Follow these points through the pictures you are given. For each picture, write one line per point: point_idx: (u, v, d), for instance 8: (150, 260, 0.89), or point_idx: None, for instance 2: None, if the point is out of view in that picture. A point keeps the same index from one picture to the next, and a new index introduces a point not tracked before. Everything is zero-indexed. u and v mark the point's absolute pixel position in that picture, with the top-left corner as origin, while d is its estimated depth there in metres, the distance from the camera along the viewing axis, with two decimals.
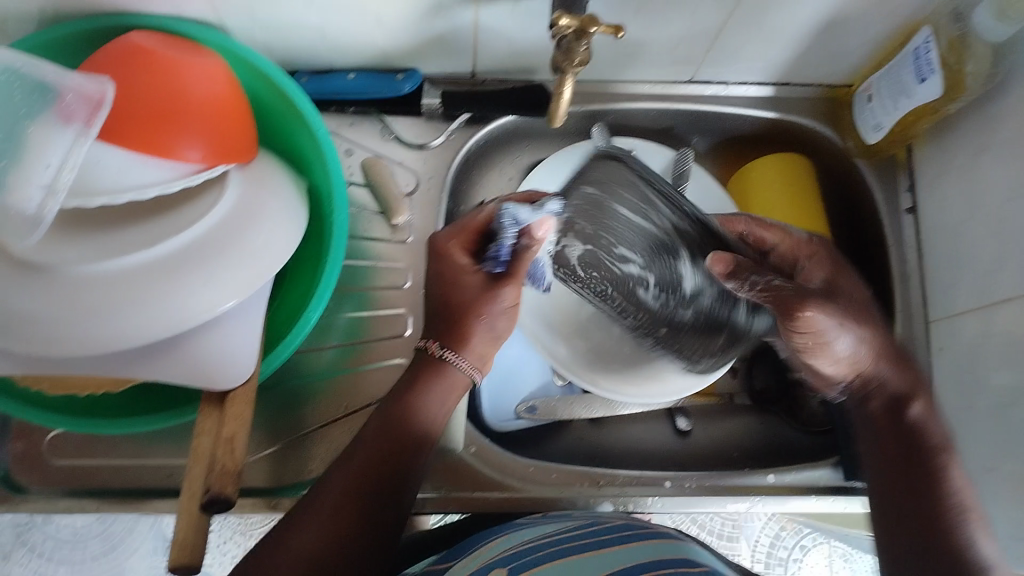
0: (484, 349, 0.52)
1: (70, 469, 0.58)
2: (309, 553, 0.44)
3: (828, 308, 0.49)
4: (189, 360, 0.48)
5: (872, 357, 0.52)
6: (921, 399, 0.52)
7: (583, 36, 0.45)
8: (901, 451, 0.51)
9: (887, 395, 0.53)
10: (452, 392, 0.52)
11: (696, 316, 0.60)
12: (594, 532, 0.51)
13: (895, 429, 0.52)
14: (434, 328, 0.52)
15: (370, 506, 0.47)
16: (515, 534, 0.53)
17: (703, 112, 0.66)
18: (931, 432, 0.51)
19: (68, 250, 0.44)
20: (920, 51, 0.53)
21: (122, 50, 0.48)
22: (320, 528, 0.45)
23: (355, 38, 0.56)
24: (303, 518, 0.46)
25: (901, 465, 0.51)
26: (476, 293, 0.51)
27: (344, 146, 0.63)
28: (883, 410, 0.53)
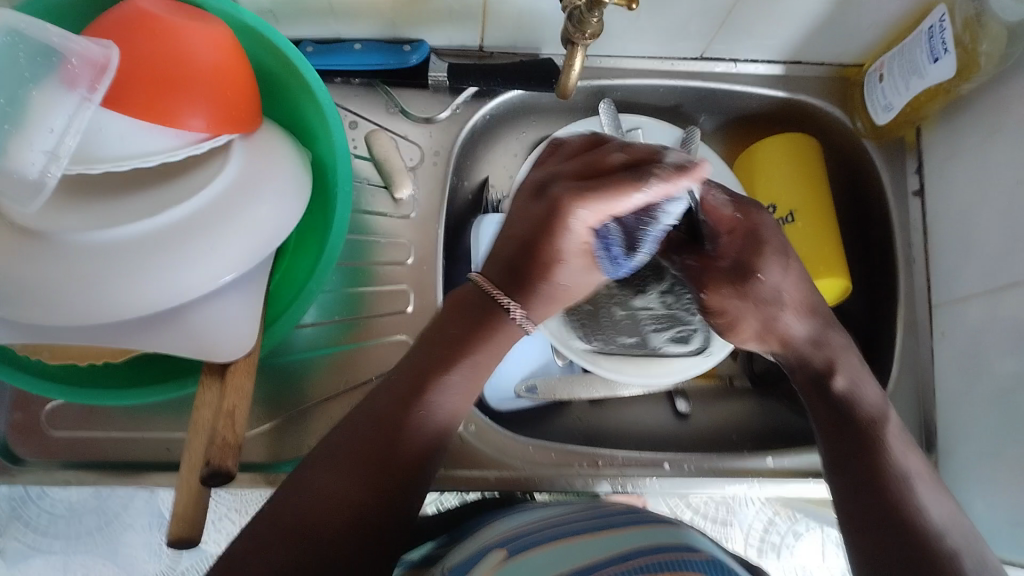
0: (538, 311, 0.47)
1: (69, 439, 0.57)
2: (339, 498, 0.41)
3: (723, 289, 0.54)
4: (190, 332, 0.48)
5: (790, 334, 0.53)
6: (843, 372, 0.51)
7: (597, 6, 0.45)
8: (840, 428, 0.49)
9: (811, 372, 0.52)
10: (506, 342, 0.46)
11: (626, 322, 0.64)
12: (585, 517, 0.51)
13: (823, 401, 0.51)
14: (496, 266, 0.46)
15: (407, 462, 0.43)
16: (506, 520, 0.52)
17: (711, 90, 0.65)
18: (859, 402, 0.50)
19: (68, 216, 0.44)
20: (935, 30, 0.53)
21: (127, 15, 0.47)
22: (351, 475, 0.42)
23: (362, 7, 0.55)
24: (331, 457, 0.42)
25: (841, 436, 0.49)
26: (573, 272, 0.47)
27: (349, 118, 0.63)
28: (808, 382, 0.52)
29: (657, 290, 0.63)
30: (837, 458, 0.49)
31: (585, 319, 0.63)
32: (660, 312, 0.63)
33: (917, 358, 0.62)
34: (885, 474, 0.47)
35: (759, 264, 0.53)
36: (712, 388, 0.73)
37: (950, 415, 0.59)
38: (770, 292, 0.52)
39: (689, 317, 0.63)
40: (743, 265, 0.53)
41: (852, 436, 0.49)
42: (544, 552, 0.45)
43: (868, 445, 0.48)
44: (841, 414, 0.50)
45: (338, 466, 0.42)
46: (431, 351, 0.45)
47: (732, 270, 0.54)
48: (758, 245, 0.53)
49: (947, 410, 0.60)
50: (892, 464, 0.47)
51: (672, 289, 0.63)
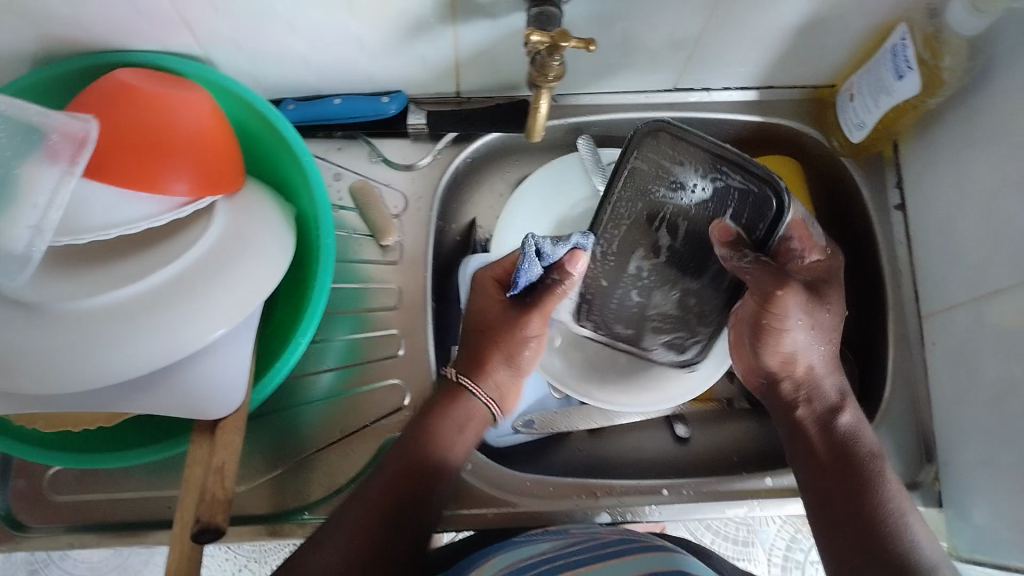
0: (501, 378, 0.56)
1: (72, 504, 0.58)
2: (350, 563, 0.46)
3: (799, 295, 0.51)
4: (180, 393, 0.49)
5: (815, 366, 0.54)
6: (851, 411, 0.54)
7: (557, 51, 0.46)
8: (839, 463, 0.51)
9: (823, 405, 0.54)
10: (471, 420, 0.55)
11: (636, 311, 0.62)
12: (591, 548, 0.51)
13: (829, 436, 0.53)
14: (460, 355, 0.56)
15: (405, 520, 0.49)
16: (514, 552, 0.53)
17: (688, 119, 0.66)
18: (862, 439, 0.53)
19: (59, 287, 0.45)
20: (898, 49, 0.53)
21: (107, 88, 0.48)
22: (354, 542, 0.47)
23: (336, 64, 0.56)
24: (334, 532, 0.47)
25: (839, 476, 0.51)
26: (495, 315, 0.54)
27: (333, 170, 0.64)
28: (813, 419, 0.54)
29: (685, 288, 0.62)
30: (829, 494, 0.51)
31: (603, 290, 0.61)
32: (673, 313, 0.62)
33: (910, 371, 0.62)
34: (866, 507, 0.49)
35: (827, 295, 0.53)
36: (709, 412, 0.72)
37: (947, 425, 0.59)
38: (824, 321, 0.53)
39: (698, 327, 0.62)
40: (815, 286, 0.53)
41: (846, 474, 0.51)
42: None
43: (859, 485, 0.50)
44: (841, 453, 0.52)
45: (345, 533, 0.47)
46: (413, 424, 0.53)
47: (807, 283, 0.53)
48: (834, 281, 0.55)
49: (943, 420, 0.60)
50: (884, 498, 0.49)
51: (700, 292, 0.62)
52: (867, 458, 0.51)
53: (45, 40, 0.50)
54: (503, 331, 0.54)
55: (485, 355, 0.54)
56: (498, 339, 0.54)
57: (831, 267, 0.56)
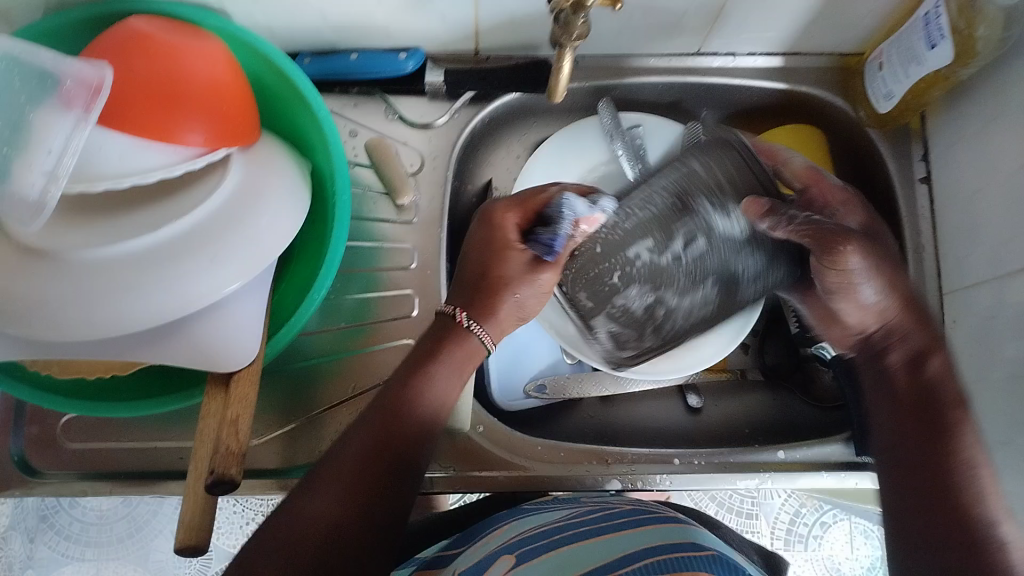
0: (503, 321, 0.53)
1: (84, 451, 0.58)
2: (335, 514, 0.43)
3: (860, 247, 0.52)
4: (194, 345, 0.49)
5: (893, 309, 0.54)
6: (938, 355, 0.52)
7: (582, 9, 0.46)
8: (917, 411, 0.50)
9: (910, 347, 0.53)
10: (467, 361, 0.52)
11: (607, 290, 0.58)
12: (604, 517, 0.51)
13: (912, 377, 0.52)
14: (461, 294, 0.53)
15: (393, 472, 0.46)
16: (525, 520, 0.53)
17: (712, 85, 0.65)
18: (945, 385, 0.51)
19: (71, 234, 0.45)
20: (931, 17, 0.52)
21: (121, 36, 0.48)
22: (340, 494, 0.44)
23: (355, 17, 0.55)
24: (320, 484, 0.45)
25: (916, 420, 0.50)
26: (506, 258, 0.53)
27: (349, 126, 0.63)
28: (902, 363, 0.53)
29: (660, 300, 0.58)
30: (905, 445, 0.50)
31: (592, 254, 0.58)
32: (635, 315, 0.58)
33: None
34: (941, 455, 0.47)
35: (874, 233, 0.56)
36: (723, 382, 0.72)
37: None
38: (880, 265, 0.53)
39: (651, 340, 0.60)
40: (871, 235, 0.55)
41: (924, 419, 0.50)
42: (553, 557, 0.45)
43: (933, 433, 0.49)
44: (921, 397, 0.51)
45: (340, 469, 0.45)
46: (401, 371, 0.50)
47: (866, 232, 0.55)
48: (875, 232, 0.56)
49: None
50: (962, 446, 0.47)
51: (670, 312, 0.59)
52: (948, 403, 0.50)
53: None
54: (510, 278, 0.53)
55: (490, 299, 0.52)
56: (503, 285, 0.53)
57: (869, 219, 0.57)
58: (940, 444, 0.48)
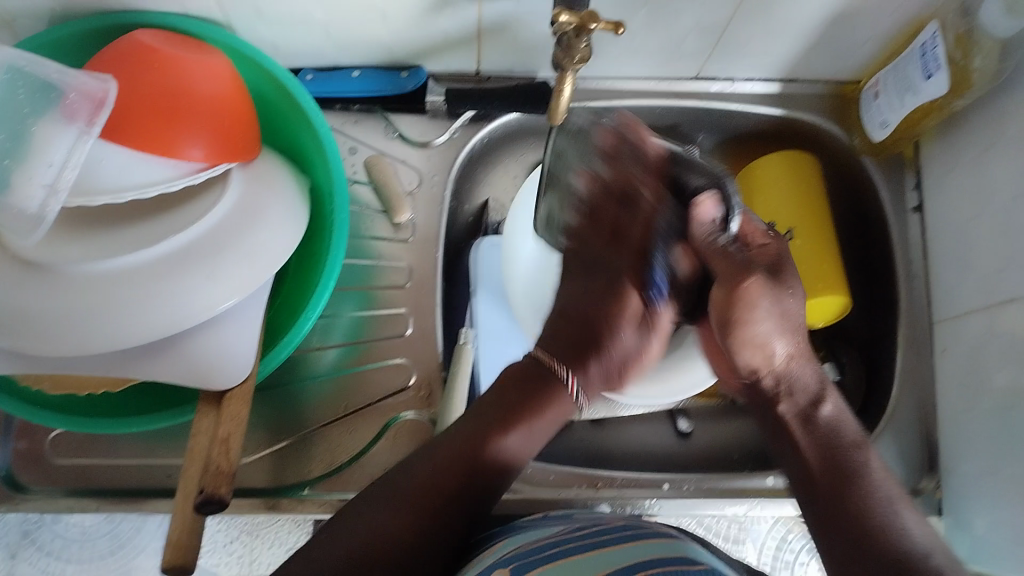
0: (601, 372, 0.50)
1: (74, 467, 0.57)
2: (386, 534, 0.42)
3: (764, 288, 0.46)
4: (189, 362, 0.49)
5: (794, 358, 0.48)
6: (830, 400, 0.49)
7: (585, 33, 0.46)
8: (828, 456, 0.46)
9: (799, 397, 0.48)
10: (549, 409, 0.47)
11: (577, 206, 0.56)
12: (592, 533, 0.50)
13: (809, 427, 0.48)
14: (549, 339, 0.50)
15: (464, 497, 0.44)
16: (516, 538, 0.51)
17: (710, 110, 0.65)
18: (843, 431, 0.47)
19: (68, 247, 0.44)
20: (927, 47, 0.53)
21: (124, 49, 0.47)
22: (409, 513, 0.43)
23: (359, 36, 0.56)
24: (392, 495, 0.43)
25: (825, 464, 0.46)
26: (584, 302, 0.51)
27: (349, 144, 0.63)
28: (791, 412, 0.48)
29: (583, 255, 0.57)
30: (813, 491, 0.46)
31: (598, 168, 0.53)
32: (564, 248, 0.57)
33: (919, 373, 0.62)
34: (850, 500, 0.44)
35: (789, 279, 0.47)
36: (714, 408, 0.72)
37: (950, 432, 0.59)
38: (792, 312, 0.47)
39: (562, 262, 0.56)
40: (775, 272, 0.47)
41: (837, 468, 0.46)
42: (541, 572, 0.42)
43: (844, 478, 0.45)
44: (827, 442, 0.47)
45: (412, 483, 0.44)
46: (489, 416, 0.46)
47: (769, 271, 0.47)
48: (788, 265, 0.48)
49: (948, 423, 0.59)
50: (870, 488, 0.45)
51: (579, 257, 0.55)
52: (850, 449, 0.46)
53: None
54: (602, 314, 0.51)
55: (578, 345, 0.49)
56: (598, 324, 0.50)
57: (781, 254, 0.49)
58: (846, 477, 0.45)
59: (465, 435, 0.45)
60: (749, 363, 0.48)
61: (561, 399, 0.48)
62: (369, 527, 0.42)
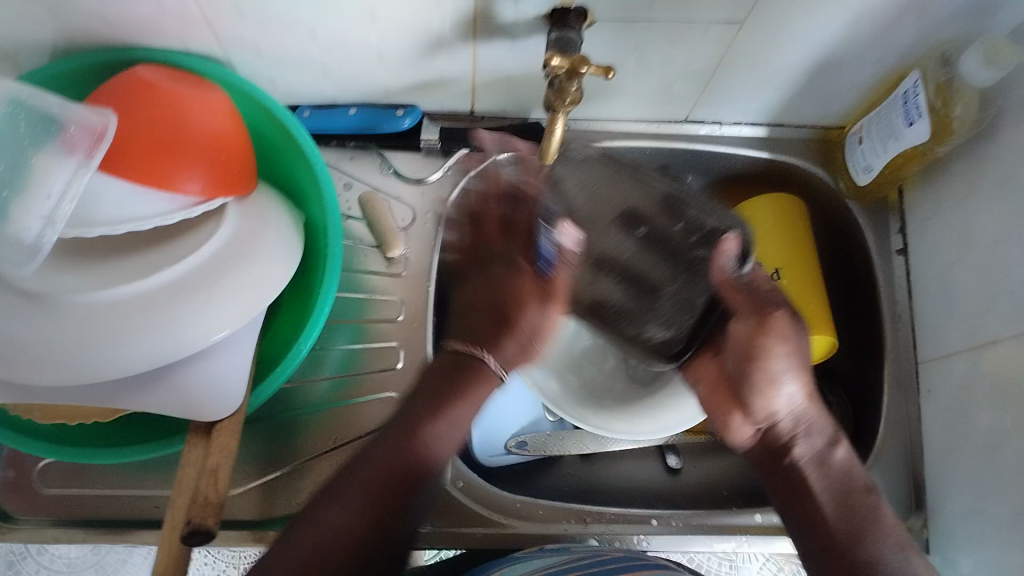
0: (511, 352, 0.53)
1: (62, 497, 0.57)
2: (345, 528, 0.41)
3: (790, 326, 0.49)
4: (181, 394, 0.49)
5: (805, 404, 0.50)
6: (843, 446, 0.51)
7: (575, 77, 0.47)
8: (840, 498, 0.48)
9: (813, 444, 0.50)
10: (474, 389, 0.50)
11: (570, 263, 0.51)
12: (592, 564, 0.50)
13: (822, 472, 0.49)
14: (466, 332, 0.53)
15: (399, 501, 0.44)
16: (516, 565, 0.52)
17: (699, 152, 0.66)
18: (855, 475, 0.49)
19: (65, 277, 0.45)
20: (909, 94, 0.54)
21: (125, 84, 0.48)
22: (357, 517, 0.42)
23: (356, 76, 0.57)
24: (336, 496, 0.43)
25: (838, 504, 0.47)
26: (502, 293, 0.54)
27: (343, 179, 0.64)
28: (806, 458, 0.50)
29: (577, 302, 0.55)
30: (826, 537, 0.47)
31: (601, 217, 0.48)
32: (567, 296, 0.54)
33: (905, 414, 0.62)
34: (862, 547, 0.45)
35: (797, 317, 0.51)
36: (702, 444, 0.72)
37: (937, 474, 0.60)
38: (807, 355, 0.50)
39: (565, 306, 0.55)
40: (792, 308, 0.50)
41: (853, 509, 0.47)
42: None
43: (859, 523, 0.46)
44: (840, 484, 0.48)
45: (353, 485, 0.43)
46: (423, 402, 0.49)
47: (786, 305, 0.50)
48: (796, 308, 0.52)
49: (934, 464, 0.60)
50: (882, 531, 0.46)
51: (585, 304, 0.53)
52: (864, 493, 0.48)
53: (70, 32, 0.50)
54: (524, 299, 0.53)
55: (484, 332, 0.52)
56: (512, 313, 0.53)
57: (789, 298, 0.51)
58: (862, 520, 0.47)
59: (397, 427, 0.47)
60: (766, 403, 0.50)
61: (484, 373, 0.51)
62: (327, 523, 0.41)
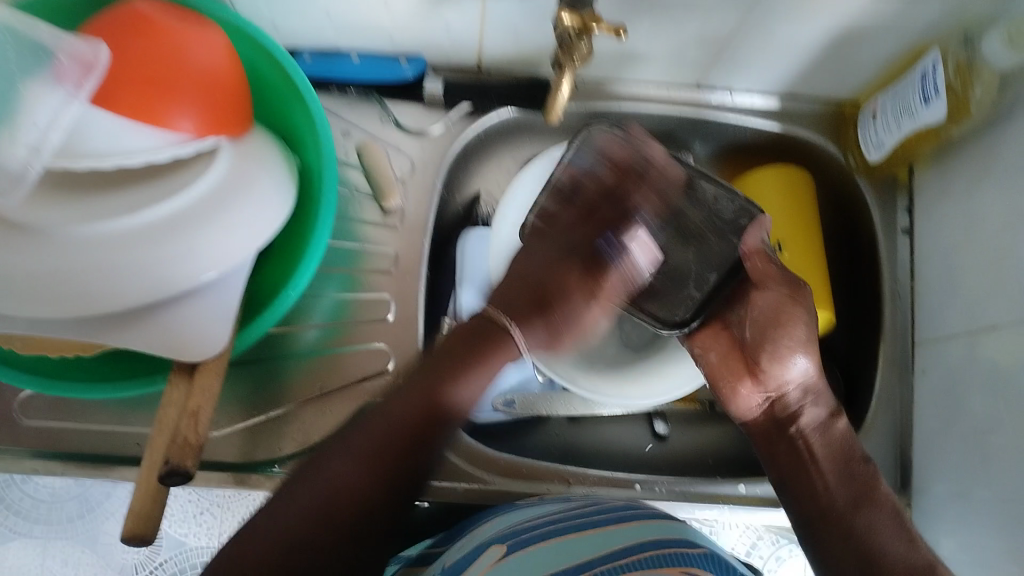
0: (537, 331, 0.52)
1: (42, 429, 0.57)
2: (350, 485, 0.43)
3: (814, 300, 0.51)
4: (166, 333, 0.49)
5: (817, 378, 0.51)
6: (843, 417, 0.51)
7: (586, 35, 0.46)
8: (839, 467, 0.49)
9: (814, 414, 0.51)
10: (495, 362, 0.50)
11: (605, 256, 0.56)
12: (584, 514, 0.49)
13: (824, 443, 0.50)
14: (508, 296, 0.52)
15: (416, 449, 0.45)
16: (510, 514, 0.51)
17: (707, 120, 0.65)
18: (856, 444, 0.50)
19: (51, 210, 0.44)
20: (927, 74, 0.53)
21: (121, 17, 0.47)
22: (365, 467, 0.44)
23: (357, 22, 0.55)
24: (341, 449, 0.44)
25: (836, 472, 0.48)
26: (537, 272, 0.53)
27: (342, 127, 0.63)
28: (808, 425, 0.51)
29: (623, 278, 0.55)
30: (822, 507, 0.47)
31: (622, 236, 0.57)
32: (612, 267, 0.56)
33: (898, 398, 0.62)
34: (860, 516, 0.46)
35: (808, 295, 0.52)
36: (691, 411, 0.72)
37: (924, 458, 0.59)
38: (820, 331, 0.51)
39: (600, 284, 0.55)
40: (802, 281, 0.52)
41: (853, 479, 0.48)
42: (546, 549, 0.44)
43: (857, 490, 0.47)
44: (842, 453, 0.49)
45: (366, 433, 0.45)
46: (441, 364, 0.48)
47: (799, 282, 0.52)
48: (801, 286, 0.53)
49: (923, 448, 0.59)
50: (879, 496, 0.47)
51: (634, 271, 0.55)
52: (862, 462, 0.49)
53: None
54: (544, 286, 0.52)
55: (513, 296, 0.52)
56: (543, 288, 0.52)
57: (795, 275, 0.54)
58: (860, 486, 0.47)
59: (420, 384, 0.47)
60: (777, 375, 0.51)
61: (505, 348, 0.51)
62: (332, 480, 0.43)
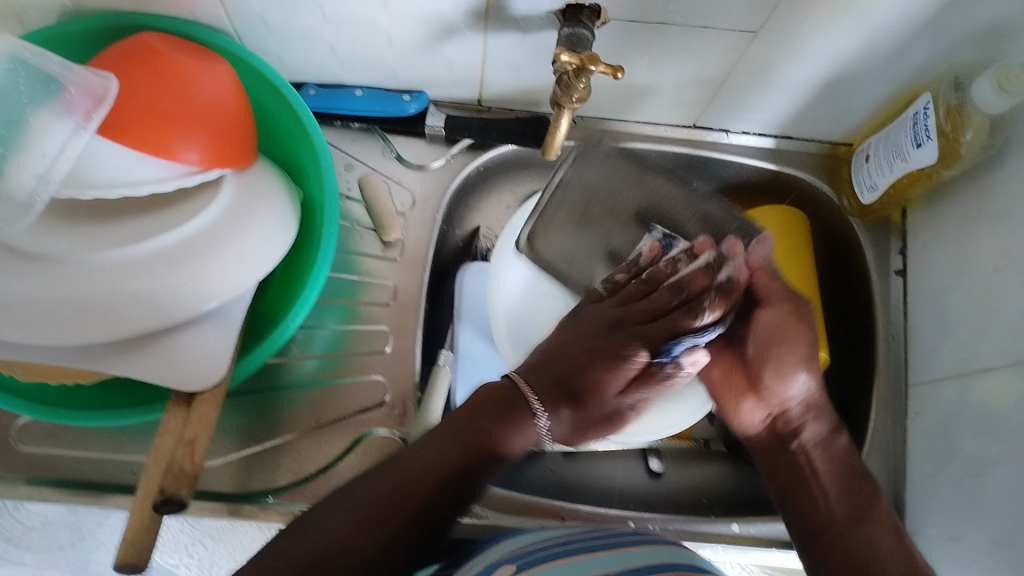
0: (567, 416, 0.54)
1: (37, 456, 0.57)
2: (345, 542, 0.42)
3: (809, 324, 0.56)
4: (165, 359, 0.49)
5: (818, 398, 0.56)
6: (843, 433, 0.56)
7: (584, 75, 0.47)
8: (840, 481, 0.53)
9: (814, 432, 0.55)
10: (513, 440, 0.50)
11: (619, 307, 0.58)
12: (590, 537, 0.49)
13: (827, 458, 0.54)
14: (536, 371, 0.54)
15: (422, 513, 0.45)
16: (512, 538, 0.51)
17: (704, 158, 0.66)
18: (857, 461, 0.55)
19: (54, 238, 0.45)
20: (919, 118, 0.54)
21: (132, 47, 0.48)
22: (357, 527, 0.43)
23: (364, 57, 0.57)
24: (346, 503, 0.44)
25: (833, 486, 0.53)
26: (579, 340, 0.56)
27: (345, 160, 0.64)
28: (813, 442, 0.55)
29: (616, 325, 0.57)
30: (826, 525, 0.51)
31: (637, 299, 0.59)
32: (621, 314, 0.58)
33: (891, 436, 0.62)
34: (858, 537, 0.50)
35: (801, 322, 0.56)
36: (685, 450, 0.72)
37: (917, 498, 0.59)
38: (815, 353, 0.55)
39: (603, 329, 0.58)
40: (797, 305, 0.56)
41: (852, 491, 0.53)
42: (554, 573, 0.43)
43: (858, 508, 0.52)
44: (843, 470, 0.54)
45: (373, 488, 0.45)
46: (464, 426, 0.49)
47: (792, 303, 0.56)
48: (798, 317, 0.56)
49: (916, 488, 0.59)
50: (873, 509, 0.52)
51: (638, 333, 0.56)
52: (862, 477, 0.53)
53: None
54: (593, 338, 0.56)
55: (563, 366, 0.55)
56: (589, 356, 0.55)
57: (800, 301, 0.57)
58: (862, 505, 0.51)
59: (437, 447, 0.47)
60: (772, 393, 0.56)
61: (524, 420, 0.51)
62: (336, 538, 0.42)
